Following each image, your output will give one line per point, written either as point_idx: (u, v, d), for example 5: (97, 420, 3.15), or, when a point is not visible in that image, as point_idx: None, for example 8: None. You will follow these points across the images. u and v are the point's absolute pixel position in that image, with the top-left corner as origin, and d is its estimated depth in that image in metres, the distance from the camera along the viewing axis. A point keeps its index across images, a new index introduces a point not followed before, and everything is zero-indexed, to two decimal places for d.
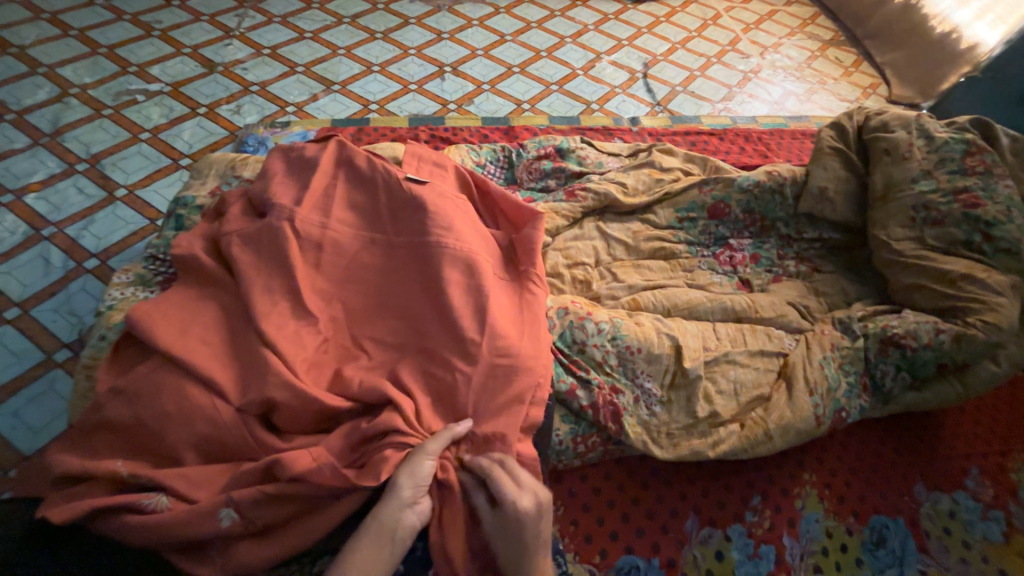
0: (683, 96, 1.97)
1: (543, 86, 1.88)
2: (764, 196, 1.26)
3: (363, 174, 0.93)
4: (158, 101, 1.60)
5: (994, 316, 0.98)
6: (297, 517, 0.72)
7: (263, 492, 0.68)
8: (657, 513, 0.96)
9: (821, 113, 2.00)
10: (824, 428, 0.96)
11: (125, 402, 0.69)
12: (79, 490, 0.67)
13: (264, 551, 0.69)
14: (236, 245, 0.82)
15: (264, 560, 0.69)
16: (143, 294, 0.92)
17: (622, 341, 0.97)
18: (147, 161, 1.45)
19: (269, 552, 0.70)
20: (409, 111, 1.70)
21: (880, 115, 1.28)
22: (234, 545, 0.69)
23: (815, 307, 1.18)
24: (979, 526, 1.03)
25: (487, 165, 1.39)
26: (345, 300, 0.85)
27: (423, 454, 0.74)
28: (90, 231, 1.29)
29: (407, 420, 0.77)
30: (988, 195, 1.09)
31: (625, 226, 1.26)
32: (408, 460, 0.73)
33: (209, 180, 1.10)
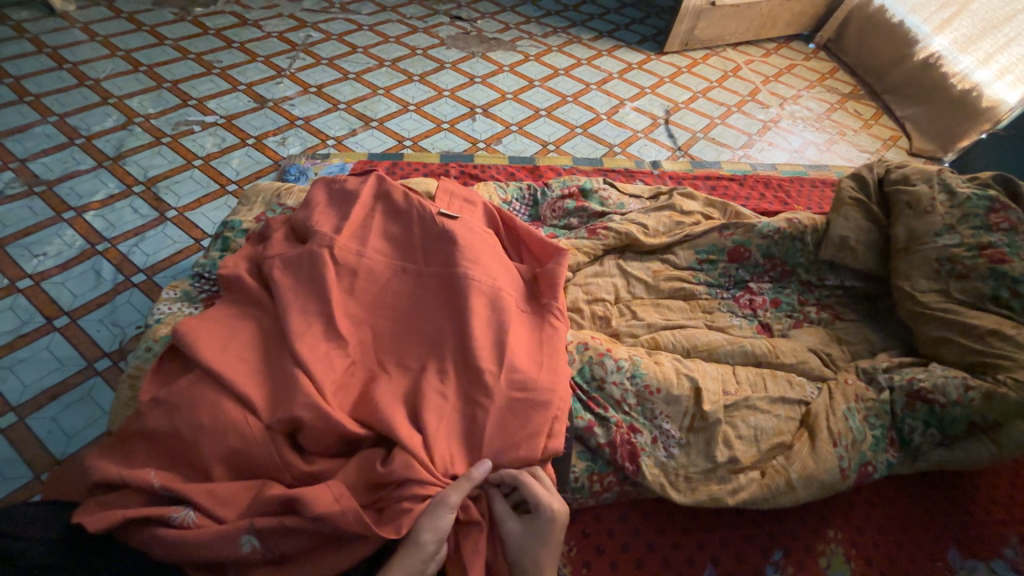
0: (704, 141, 2.04)
1: (567, 129, 1.98)
2: (784, 242, 1.28)
3: (398, 207, 0.99)
4: (212, 131, 1.73)
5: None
6: (315, 552, 0.73)
7: (283, 523, 0.69)
8: (673, 561, 0.93)
9: (841, 163, 2.04)
10: (849, 481, 0.93)
11: (165, 413, 0.73)
12: (113, 498, 0.69)
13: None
14: (278, 269, 0.88)
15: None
16: (188, 310, 0.98)
17: (641, 380, 0.97)
18: (197, 186, 1.56)
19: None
20: (441, 147, 1.80)
21: (901, 169, 1.31)
22: (252, 570, 0.70)
23: (837, 355, 1.17)
24: None
25: (513, 201, 1.46)
26: (374, 326, 0.89)
27: (446, 502, 0.74)
28: (140, 248, 1.38)
29: (426, 467, 0.76)
30: (1014, 251, 1.09)
31: (645, 265, 1.29)
32: (430, 510, 0.74)
33: (255, 206, 1.18)
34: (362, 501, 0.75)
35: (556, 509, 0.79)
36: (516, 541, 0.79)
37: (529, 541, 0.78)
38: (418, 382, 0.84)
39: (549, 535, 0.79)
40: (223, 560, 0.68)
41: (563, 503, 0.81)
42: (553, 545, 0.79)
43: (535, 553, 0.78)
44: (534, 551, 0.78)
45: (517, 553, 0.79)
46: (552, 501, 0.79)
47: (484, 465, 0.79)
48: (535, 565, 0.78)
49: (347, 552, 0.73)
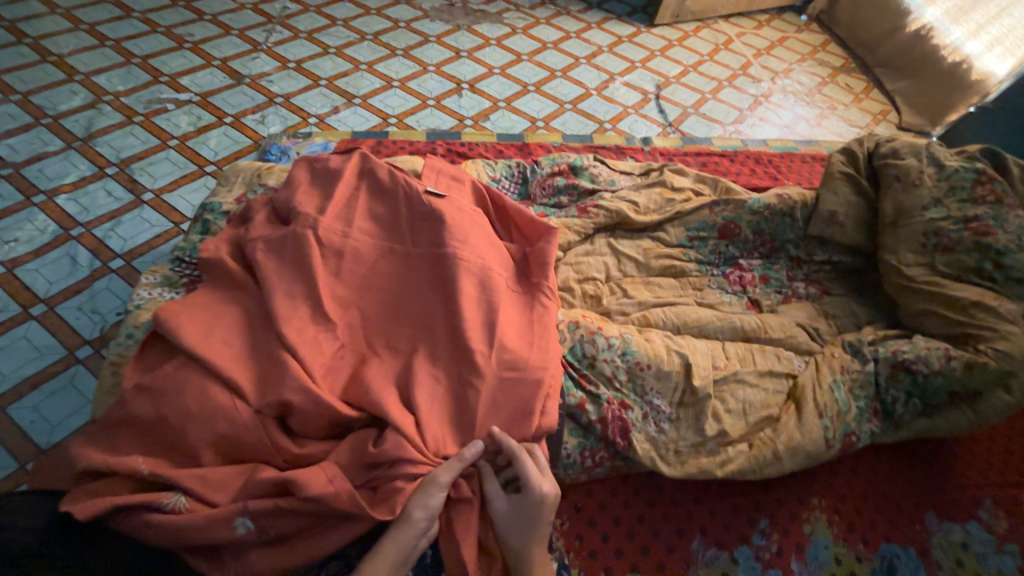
0: (695, 117, 2.01)
1: (557, 104, 1.93)
2: (774, 218, 1.28)
3: (384, 185, 0.96)
4: (187, 109, 1.66)
5: (1005, 344, 0.98)
6: (311, 532, 0.73)
7: (278, 504, 0.69)
8: (663, 532, 0.95)
9: (831, 138, 2.03)
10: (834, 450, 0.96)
11: (150, 399, 0.71)
12: (100, 487, 0.68)
13: (278, 562, 0.71)
14: (262, 251, 0.86)
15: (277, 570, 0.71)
16: (169, 295, 0.95)
17: (632, 357, 0.98)
18: (174, 167, 1.50)
19: (283, 565, 0.71)
20: (427, 125, 1.75)
21: (891, 142, 1.30)
22: (247, 552, 0.70)
23: (824, 329, 1.18)
24: (993, 559, 1.00)
25: (502, 179, 1.43)
26: (363, 308, 0.87)
27: (438, 480, 0.75)
28: (117, 232, 1.34)
29: (418, 447, 0.76)
30: (999, 224, 1.10)
31: (636, 243, 1.28)
32: (421, 489, 0.75)
33: (235, 187, 1.14)
34: (356, 480, 0.75)
35: (545, 492, 0.79)
36: (504, 520, 0.79)
37: (516, 521, 0.79)
38: (409, 363, 0.84)
39: (537, 517, 0.78)
40: (217, 543, 0.68)
41: (552, 482, 0.81)
42: (541, 527, 0.79)
43: (524, 530, 0.78)
44: (521, 531, 0.78)
45: (505, 532, 0.79)
46: (542, 482, 0.79)
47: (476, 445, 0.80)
48: (522, 545, 0.78)
49: (341, 530, 0.73)
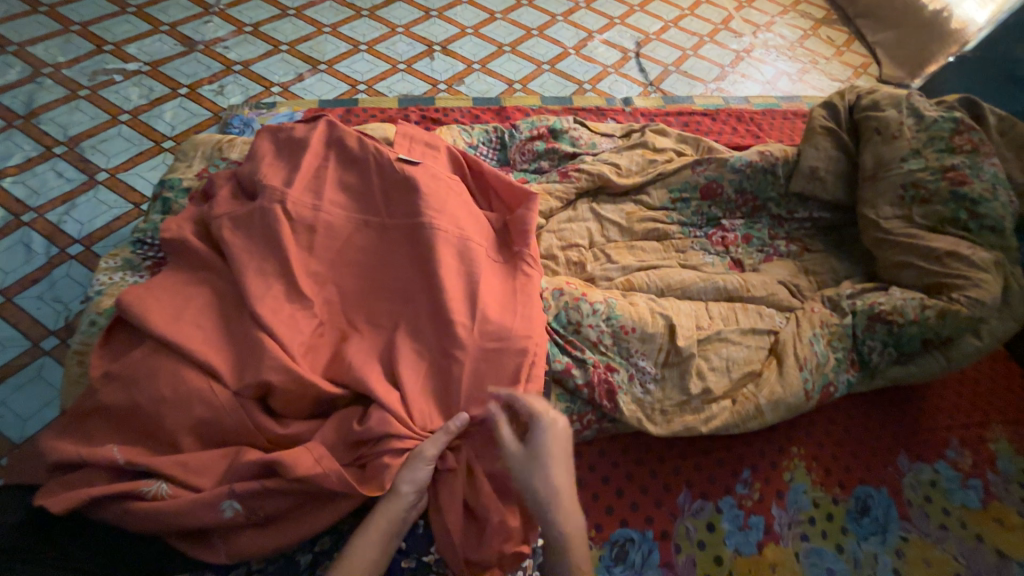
0: (676, 75, 1.95)
1: (534, 65, 1.85)
2: (756, 176, 1.27)
3: (354, 154, 0.91)
4: (137, 81, 1.54)
5: (977, 292, 1.01)
6: (301, 511, 0.73)
7: (263, 486, 0.68)
8: (651, 488, 0.98)
9: (813, 93, 2.00)
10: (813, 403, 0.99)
11: (120, 387, 0.69)
12: (76, 478, 0.67)
13: (269, 542, 0.71)
14: (228, 229, 0.81)
15: (269, 550, 0.71)
16: (132, 279, 0.91)
17: (617, 321, 0.97)
18: (128, 144, 1.41)
19: (275, 545, 0.71)
20: (398, 91, 1.67)
21: (871, 94, 1.28)
22: (237, 533, 0.70)
23: (805, 285, 1.19)
24: (959, 494, 1.06)
25: (480, 146, 1.38)
26: (340, 283, 0.84)
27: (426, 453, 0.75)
28: (73, 216, 1.26)
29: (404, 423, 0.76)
30: (976, 173, 1.11)
31: (618, 207, 1.26)
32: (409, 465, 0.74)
33: (195, 162, 1.07)
34: (343, 459, 0.75)
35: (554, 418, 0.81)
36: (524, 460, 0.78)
37: (535, 460, 0.78)
38: (391, 338, 0.82)
39: (553, 448, 0.79)
40: (205, 526, 0.68)
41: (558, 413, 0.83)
42: (561, 458, 0.79)
43: (545, 466, 0.78)
44: (541, 468, 0.77)
45: (528, 477, 0.77)
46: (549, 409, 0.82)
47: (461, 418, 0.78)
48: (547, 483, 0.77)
49: (331, 507, 0.73)
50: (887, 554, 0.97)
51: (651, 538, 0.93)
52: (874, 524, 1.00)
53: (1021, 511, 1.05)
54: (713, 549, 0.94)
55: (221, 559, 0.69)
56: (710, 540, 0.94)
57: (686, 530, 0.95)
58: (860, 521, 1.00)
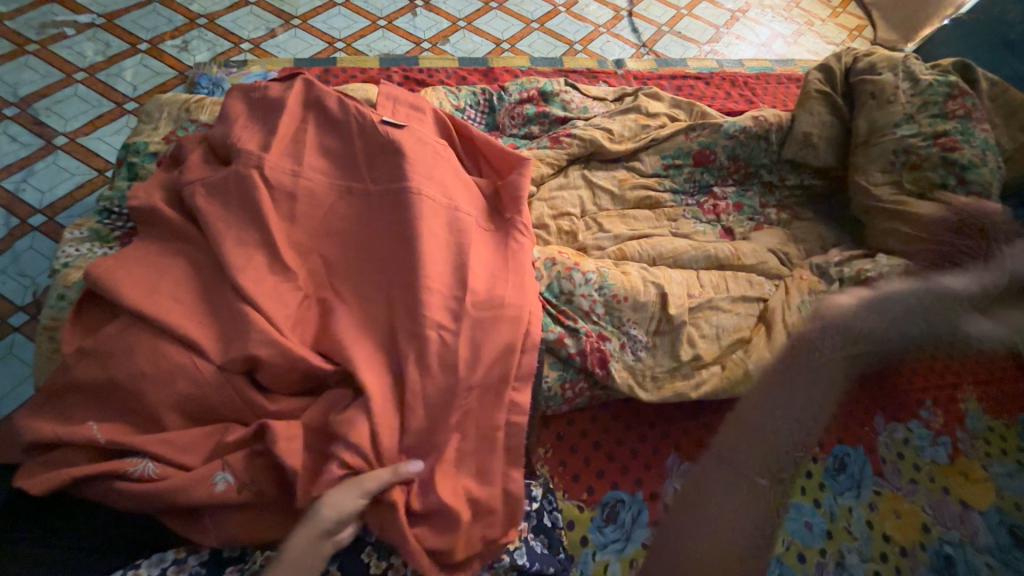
0: (670, 36, 1.88)
1: (523, 24, 1.76)
2: (749, 142, 1.25)
3: (334, 116, 0.86)
4: (91, 35, 1.41)
5: (956, 258, 1.00)
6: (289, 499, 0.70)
7: (258, 457, 0.68)
8: (640, 452, 1.00)
9: (807, 57, 1.95)
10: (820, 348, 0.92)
11: (97, 363, 0.66)
12: (56, 457, 0.65)
13: (261, 525, 0.69)
14: (201, 196, 0.77)
15: (256, 538, 0.68)
16: (101, 251, 0.86)
17: (609, 290, 0.97)
18: (86, 105, 1.30)
19: (261, 533, 0.68)
20: (379, 50, 1.57)
21: (869, 57, 1.27)
22: (228, 515, 0.68)
23: (794, 254, 1.20)
24: (929, 451, 1.11)
25: (467, 109, 1.32)
26: (324, 253, 0.81)
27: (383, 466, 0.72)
28: (32, 184, 1.18)
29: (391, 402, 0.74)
30: (966, 138, 1.09)
31: (611, 174, 1.23)
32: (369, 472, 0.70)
33: (161, 124, 1.00)
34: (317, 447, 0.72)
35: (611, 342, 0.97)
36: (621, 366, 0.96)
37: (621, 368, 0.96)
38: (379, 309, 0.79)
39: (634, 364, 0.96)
40: (196, 505, 0.65)
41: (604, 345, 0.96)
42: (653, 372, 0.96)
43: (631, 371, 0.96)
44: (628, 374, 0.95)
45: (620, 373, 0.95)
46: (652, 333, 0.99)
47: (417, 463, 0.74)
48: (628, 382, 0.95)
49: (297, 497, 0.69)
50: None
51: (641, 499, 0.96)
52: None
53: None
54: None
55: (211, 540, 0.67)
56: None
57: None
58: None
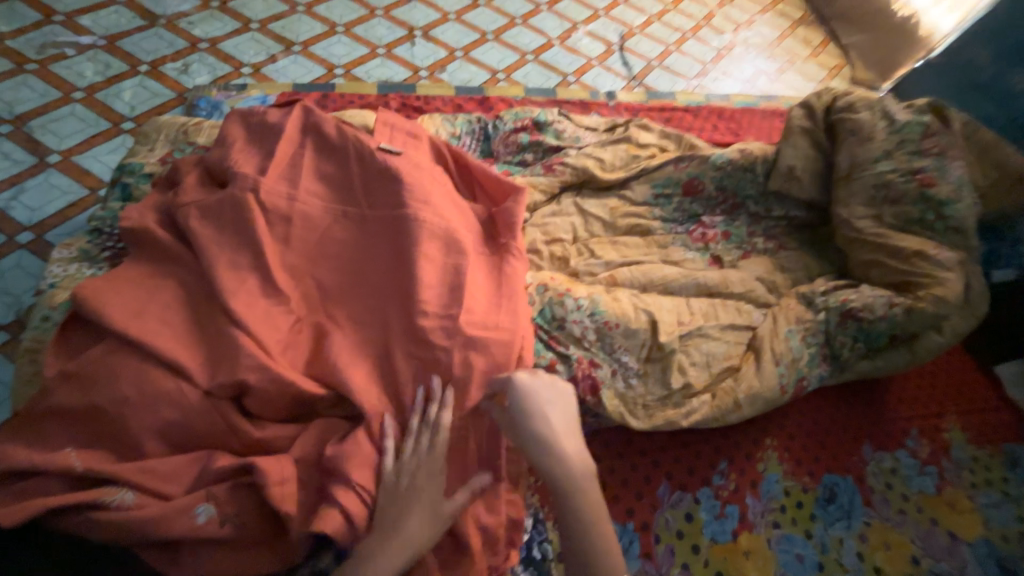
0: (659, 70, 1.96)
1: (518, 55, 1.82)
2: (736, 173, 1.29)
3: (332, 142, 0.88)
4: (92, 56, 1.43)
5: (941, 290, 1.06)
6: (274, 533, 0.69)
7: (245, 486, 0.66)
8: (632, 480, 0.99)
9: (789, 93, 2.04)
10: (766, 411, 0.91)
11: (79, 387, 0.64)
12: (29, 486, 0.62)
13: (242, 560, 0.67)
14: (196, 218, 0.77)
15: (236, 574, 0.66)
16: (90, 271, 0.85)
17: (601, 317, 0.98)
18: (83, 124, 1.31)
19: (242, 570, 0.66)
20: (378, 77, 1.61)
21: (847, 96, 1.32)
22: (207, 549, 0.65)
23: (781, 282, 1.22)
24: (916, 481, 1.11)
25: (463, 136, 1.35)
26: (318, 277, 0.81)
27: (393, 509, 0.70)
28: (21, 201, 1.17)
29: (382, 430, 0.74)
30: (941, 175, 1.16)
31: (602, 201, 1.26)
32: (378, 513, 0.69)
33: (158, 146, 1.00)
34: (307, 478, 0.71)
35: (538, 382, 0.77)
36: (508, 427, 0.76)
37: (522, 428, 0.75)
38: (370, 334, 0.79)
39: (536, 415, 0.75)
40: (175, 538, 0.63)
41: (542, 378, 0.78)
42: (550, 428, 0.74)
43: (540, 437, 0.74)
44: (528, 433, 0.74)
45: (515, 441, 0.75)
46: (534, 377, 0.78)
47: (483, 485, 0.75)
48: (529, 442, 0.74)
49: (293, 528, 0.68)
50: (852, 538, 1.02)
51: (632, 530, 0.95)
52: (839, 510, 1.04)
53: (971, 495, 1.12)
54: (691, 538, 0.96)
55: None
56: (688, 529, 0.96)
57: (666, 521, 0.96)
58: (827, 508, 1.04)
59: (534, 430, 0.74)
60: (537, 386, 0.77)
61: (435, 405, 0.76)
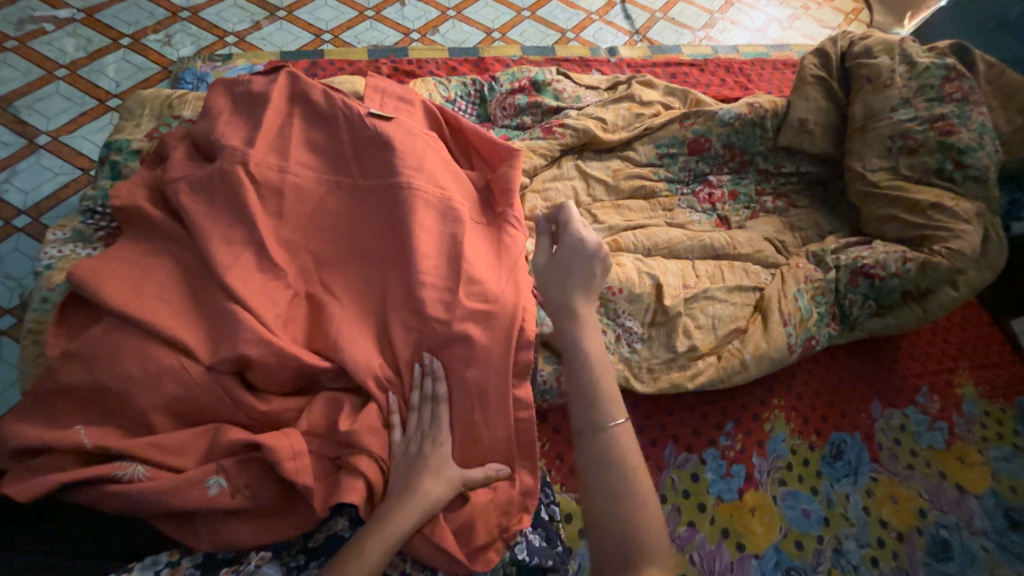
0: (663, 23, 1.85)
1: (514, 12, 1.73)
2: (744, 129, 1.23)
3: (321, 110, 0.85)
4: (71, 30, 1.38)
5: (957, 243, 1.02)
6: (288, 503, 0.71)
7: (254, 459, 0.67)
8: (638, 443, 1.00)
9: (802, 41, 1.92)
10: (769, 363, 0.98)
11: (84, 366, 0.65)
12: (44, 463, 0.64)
13: (256, 529, 0.68)
14: (185, 194, 0.75)
15: (251, 541, 0.68)
16: (85, 252, 0.84)
17: (604, 282, 0.95)
18: (68, 103, 1.28)
19: (257, 537, 0.68)
20: (367, 41, 1.54)
21: (864, 40, 1.24)
22: (220, 518, 0.67)
23: (790, 241, 1.18)
24: (926, 436, 1.11)
25: (458, 100, 1.30)
26: (314, 250, 0.80)
27: (406, 473, 0.71)
28: (14, 185, 1.16)
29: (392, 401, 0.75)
30: (963, 122, 1.10)
31: (604, 164, 1.22)
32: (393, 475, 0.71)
33: (143, 121, 0.98)
34: (315, 449, 0.71)
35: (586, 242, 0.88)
36: (541, 262, 0.90)
37: (551, 269, 0.88)
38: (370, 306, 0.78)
39: (572, 266, 0.87)
40: (188, 509, 0.65)
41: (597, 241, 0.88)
42: (576, 277, 0.86)
43: (562, 280, 0.87)
44: (554, 273, 0.88)
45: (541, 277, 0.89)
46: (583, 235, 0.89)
47: (500, 466, 0.77)
48: (552, 281, 0.87)
49: (312, 498, 0.68)
50: (857, 493, 1.02)
51: None
52: (847, 466, 1.05)
53: (981, 449, 1.11)
54: (697, 497, 0.97)
55: (204, 544, 0.67)
56: (694, 489, 0.98)
57: (672, 481, 0.98)
58: (834, 465, 1.04)
59: (555, 273, 0.88)
60: (583, 244, 0.88)
61: (439, 374, 0.77)
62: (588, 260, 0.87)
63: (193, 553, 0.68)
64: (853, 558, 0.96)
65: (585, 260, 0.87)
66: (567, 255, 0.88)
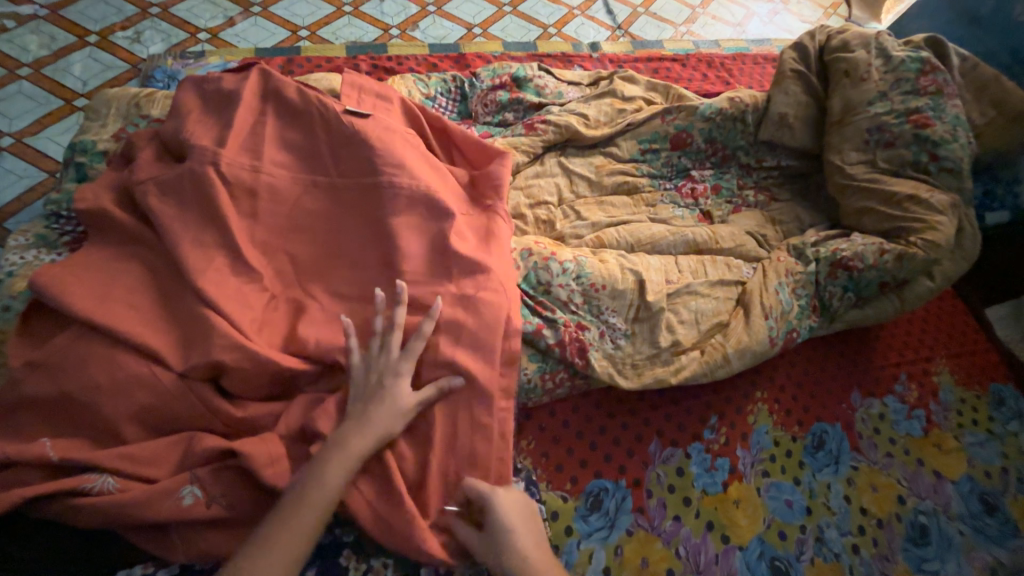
0: (645, 18, 1.85)
1: (495, 7, 1.71)
2: (725, 124, 1.24)
3: (295, 107, 0.82)
4: (35, 27, 1.33)
5: (933, 235, 1.04)
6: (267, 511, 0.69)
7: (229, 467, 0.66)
8: (624, 439, 0.99)
9: (783, 36, 1.94)
10: (752, 358, 0.99)
11: (49, 377, 0.63)
12: (8, 477, 0.62)
13: (234, 539, 0.67)
14: (154, 196, 0.73)
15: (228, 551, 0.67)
16: (49, 257, 0.82)
17: (587, 279, 0.95)
18: (33, 103, 1.23)
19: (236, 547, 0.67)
20: (345, 37, 1.51)
21: (842, 34, 1.25)
22: (196, 529, 0.65)
23: (771, 235, 1.19)
24: (904, 425, 1.13)
25: (438, 97, 1.28)
26: (291, 252, 0.78)
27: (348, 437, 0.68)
28: None
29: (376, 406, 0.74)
30: (938, 115, 1.12)
31: (587, 160, 1.21)
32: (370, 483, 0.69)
33: (110, 121, 0.94)
34: (293, 455, 0.70)
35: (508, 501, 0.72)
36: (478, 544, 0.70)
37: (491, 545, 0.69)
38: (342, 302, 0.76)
39: (509, 527, 0.70)
40: (161, 520, 0.63)
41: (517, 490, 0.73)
42: (520, 536, 0.70)
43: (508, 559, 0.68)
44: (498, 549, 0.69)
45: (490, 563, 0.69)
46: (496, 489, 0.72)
47: None
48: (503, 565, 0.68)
49: None
50: (839, 482, 1.04)
51: (624, 486, 0.96)
52: (828, 456, 1.06)
53: (957, 436, 1.14)
54: (682, 491, 0.97)
55: (179, 556, 0.65)
56: (680, 483, 0.98)
57: (658, 477, 0.98)
58: (815, 455, 1.06)
59: (501, 549, 0.68)
60: (506, 508, 0.71)
61: (396, 337, 0.75)
62: (527, 517, 0.72)
63: (169, 565, 0.66)
64: (834, 546, 0.98)
65: (520, 518, 0.71)
66: (498, 531, 0.69)
